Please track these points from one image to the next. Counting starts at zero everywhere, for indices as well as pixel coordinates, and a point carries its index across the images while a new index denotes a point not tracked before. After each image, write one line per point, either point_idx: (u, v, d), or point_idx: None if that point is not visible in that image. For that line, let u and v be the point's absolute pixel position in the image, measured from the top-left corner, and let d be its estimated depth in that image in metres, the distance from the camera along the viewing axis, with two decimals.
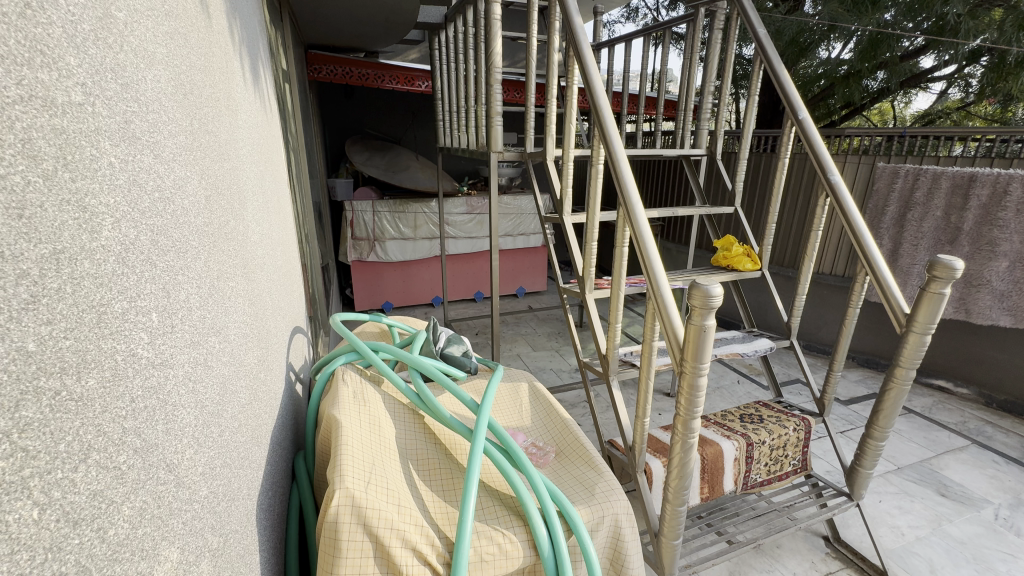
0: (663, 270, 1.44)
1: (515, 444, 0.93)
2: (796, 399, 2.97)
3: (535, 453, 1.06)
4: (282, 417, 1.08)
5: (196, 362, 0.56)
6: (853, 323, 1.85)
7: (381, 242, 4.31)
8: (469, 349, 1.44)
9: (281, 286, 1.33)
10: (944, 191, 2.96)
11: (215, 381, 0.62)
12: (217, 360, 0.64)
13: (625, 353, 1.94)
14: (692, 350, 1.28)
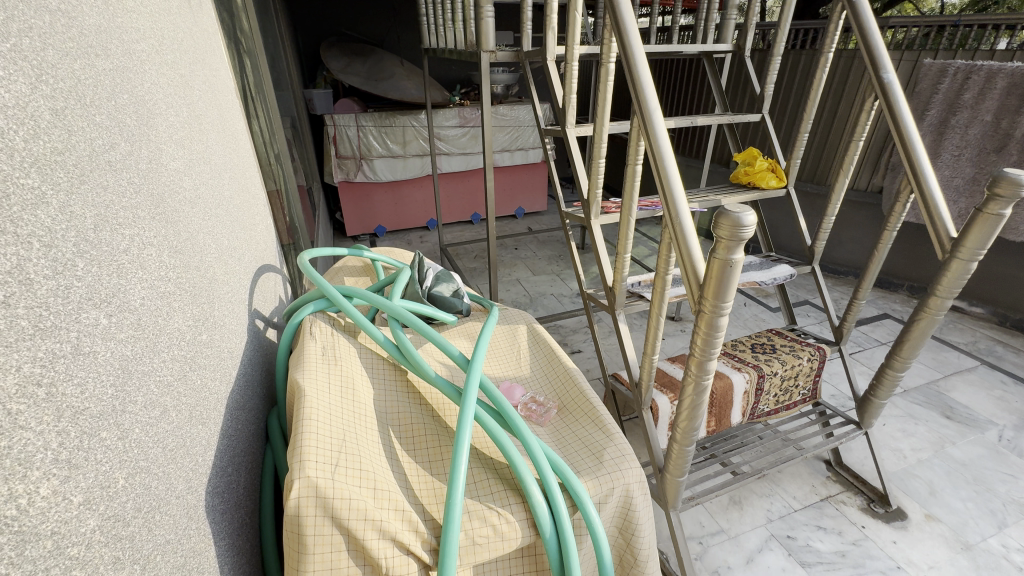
0: (684, 193, 1.22)
1: (510, 407, 0.81)
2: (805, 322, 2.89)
3: (532, 414, 0.93)
4: (246, 371, 0.94)
5: (63, 349, 0.41)
6: (887, 247, 1.68)
7: (368, 160, 3.98)
8: (459, 287, 1.29)
9: (239, 219, 1.14)
10: (998, 92, 2.60)
11: (107, 367, 0.47)
12: (108, 335, 0.48)
13: (633, 283, 1.79)
14: (714, 286, 1.12)
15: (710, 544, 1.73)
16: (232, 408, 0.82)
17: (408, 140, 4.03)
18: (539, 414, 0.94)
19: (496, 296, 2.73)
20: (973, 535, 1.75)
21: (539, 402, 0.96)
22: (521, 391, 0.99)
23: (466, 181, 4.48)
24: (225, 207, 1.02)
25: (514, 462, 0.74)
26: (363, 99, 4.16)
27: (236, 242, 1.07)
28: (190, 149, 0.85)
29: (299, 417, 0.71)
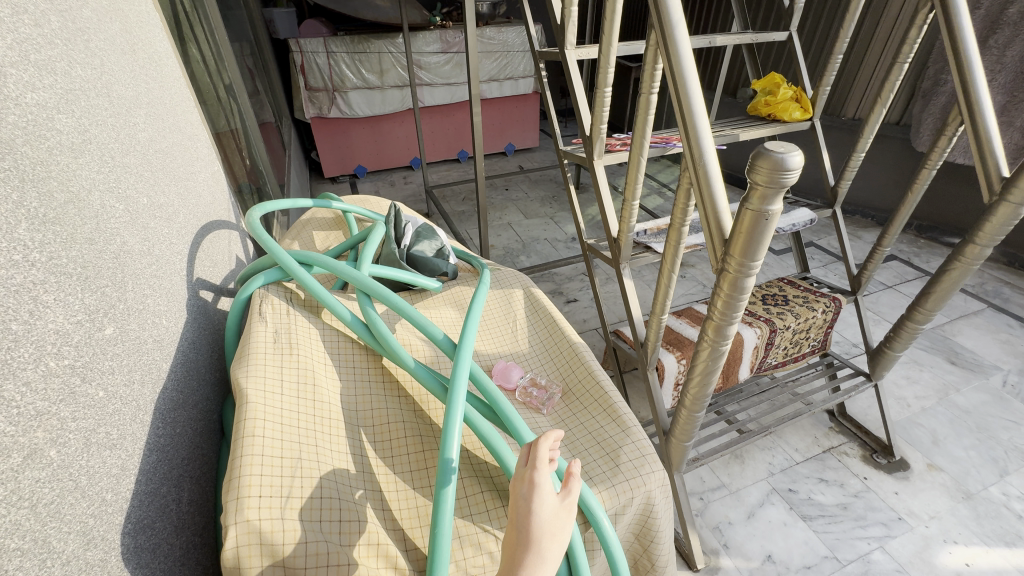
0: (709, 127, 1.00)
1: (506, 401, 0.67)
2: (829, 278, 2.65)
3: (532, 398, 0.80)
4: (186, 358, 0.77)
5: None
6: (923, 187, 1.50)
7: (342, 93, 3.60)
8: (444, 245, 1.12)
9: (173, 167, 0.93)
10: None
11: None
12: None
13: (639, 231, 1.62)
14: (743, 244, 0.95)
15: (711, 500, 1.69)
16: (165, 411, 0.67)
17: (385, 69, 3.63)
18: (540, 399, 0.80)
19: (486, 243, 2.54)
20: (974, 484, 1.73)
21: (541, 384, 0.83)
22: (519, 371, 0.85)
23: (451, 116, 4.12)
24: (147, 155, 0.81)
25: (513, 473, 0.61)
26: (332, 21, 3.70)
27: (168, 198, 0.87)
28: (74, 77, 0.63)
29: (239, 430, 0.56)
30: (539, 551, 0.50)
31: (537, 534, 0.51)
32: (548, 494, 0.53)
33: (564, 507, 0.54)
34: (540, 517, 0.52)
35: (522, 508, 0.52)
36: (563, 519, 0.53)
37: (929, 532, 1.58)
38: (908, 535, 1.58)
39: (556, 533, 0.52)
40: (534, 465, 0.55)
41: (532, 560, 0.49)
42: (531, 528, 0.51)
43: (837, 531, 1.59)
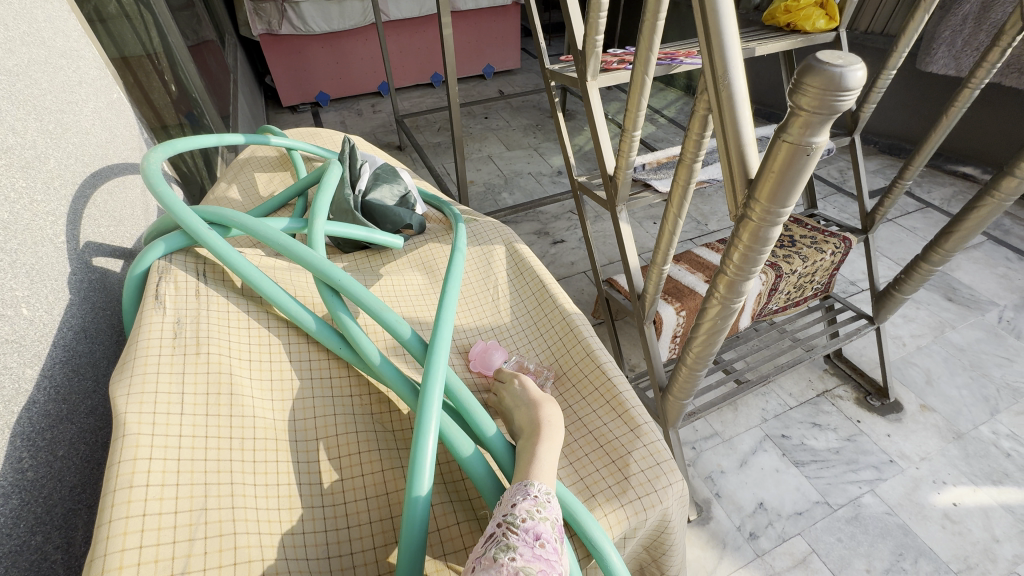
0: (737, 28, 0.76)
1: (475, 405, 0.58)
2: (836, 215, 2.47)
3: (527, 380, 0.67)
4: (70, 357, 0.59)
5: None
6: (959, 111, 1.32)
7: (293, 4, 3.13)
8: (408, 190, 0.91)
9: (36, 96, 0.69)
10: None
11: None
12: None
13: (637, 167, 1.42)
14: (770, 188, 0.77)
15: (703, 449, 1.65)
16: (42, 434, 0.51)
17: None
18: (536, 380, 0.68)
19: (464, 181, 2.30)
20: (965, 424, 1.72)
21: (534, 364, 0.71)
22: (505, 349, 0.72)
23: (421, 32, 3.66)
24: None
25: (486, 490, 0.54)
26: None
27: (28, 139, 0.64)
28: None
29: (113, 465, 0.46)
30: (545, 405, 0.60)
31: (537, 399, 0.61)
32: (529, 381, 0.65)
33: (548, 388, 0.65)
34: (534, 392, 0.62)
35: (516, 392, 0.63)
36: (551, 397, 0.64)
37: (920, 473, 1.57)
38: (898, 477, 1.56)
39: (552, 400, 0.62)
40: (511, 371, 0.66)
41: (543, 411, 0.59)
42: (532, 398, 0.61)
43: (829, 476, 1.57)
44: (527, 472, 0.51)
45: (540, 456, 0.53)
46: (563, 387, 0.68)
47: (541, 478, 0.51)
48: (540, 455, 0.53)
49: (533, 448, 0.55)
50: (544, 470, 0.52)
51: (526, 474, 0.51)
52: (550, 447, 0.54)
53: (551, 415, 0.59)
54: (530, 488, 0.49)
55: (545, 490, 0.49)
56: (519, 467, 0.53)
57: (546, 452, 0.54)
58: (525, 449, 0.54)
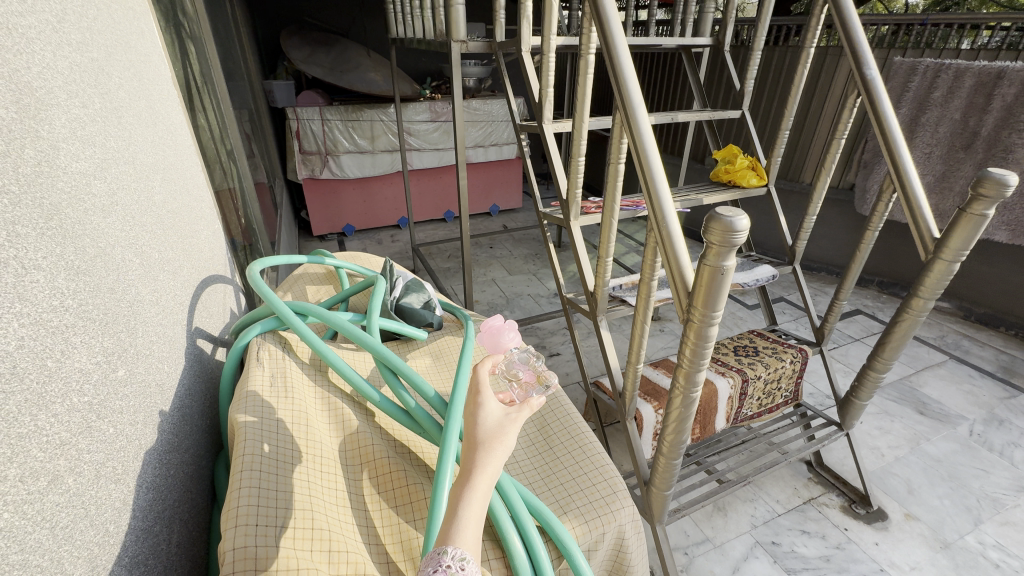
0: (670, 193, 1.14)
1: None
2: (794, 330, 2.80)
3: (523, 381, 0.86)
4: (180, 408, 0.80)
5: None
6: (870, 246, 1.65)
7: (335, 156, 3.80)
8: (431, 297, 1.18)
9: (178, 227, 0.98)
10: (965, 91, 2.50)
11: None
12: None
13: (614, 286, 1.73)
14: (703, 296, 1.04)
15: (695, 554, 1.68)
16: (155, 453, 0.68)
17: (376, 135, 3.86)
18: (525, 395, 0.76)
19: (470, 300, 2.61)
20: (951, 533, 1.76)
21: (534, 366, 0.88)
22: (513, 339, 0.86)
23: (438, 178, 4.33)
24: (156, 217, 0.87)
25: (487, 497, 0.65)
26: (327, 92, 3.94)
27: (172, 254, 0.91)
28: (94, 154, 0.67)
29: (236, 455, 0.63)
30: (488, 450, 0.60)
31: (485, 439, 0.60)
32: (493, 408, 0.64)
33: (510, 418, 0.64)
34: (487, 427, 0.62)
35: (470, 423, 0.62)
36: (510, 429, 0.63)
37: None
38: None
39: (504, 439, 0.62)
40: (477, 393, 0.65)
41: (483, 458, 0.59)
42: (480, 436, 0.61)
43: None
44: (447, 534, 0.52)
45: (464, 519, 0.53)
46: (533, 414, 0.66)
47: (459, 543, 0.52)
48: (465, 511, 0.54)
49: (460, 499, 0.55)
50: (465, 534, 0.53)
51: (444, 536, 0.52)
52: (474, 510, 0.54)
53: (488, 463, 0.58)
54: (444, 556, 0.50)
55: (459, 557, 0.50)
56: (442, 523, 0.53)
57: (471, 506, 0.55)
58: (451, 497, 0.55)
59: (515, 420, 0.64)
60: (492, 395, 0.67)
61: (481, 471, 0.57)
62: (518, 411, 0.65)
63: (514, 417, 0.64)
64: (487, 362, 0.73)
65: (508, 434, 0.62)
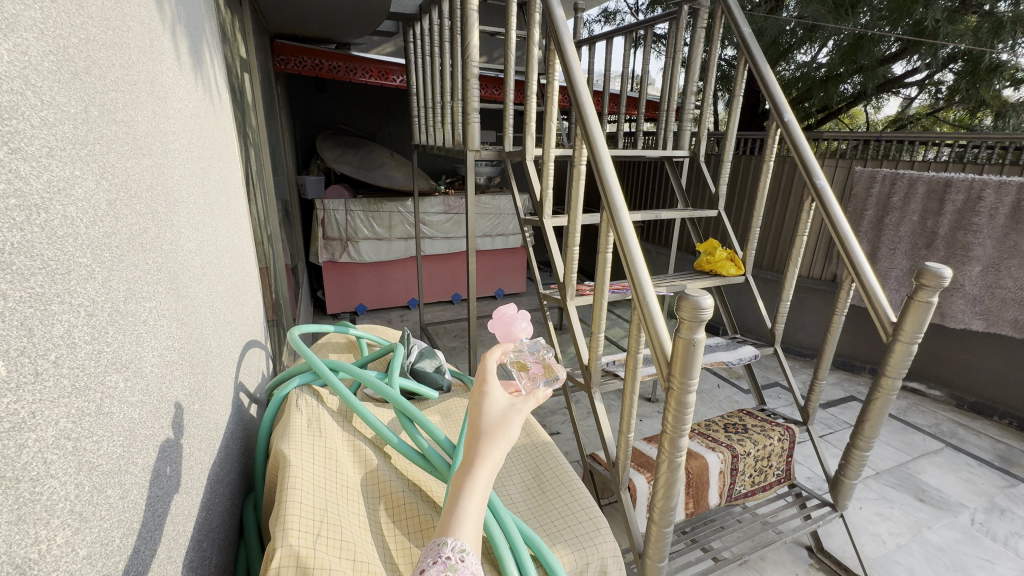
0: (649, 277, 1.36)
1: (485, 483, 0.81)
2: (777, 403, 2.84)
3: (531, 372, 0.96)
4: (226, 450, 0.93)
5: (87, 410, 0.45)
6: (839, 329, 1.82)
7: (354, 242, 4.14)
8: (442, 363, 1.34)
9: (234, 297, 1.17)
10: (920, 196, 2.81)
11: (119, 433, 0.51)
12: (124, 400, 0.53)
13: (608, 362, 1.88)
14: (680, 365, 1.19)
15: None
16: (178, 441, 0.68)
17: (393, 224, 4.23)
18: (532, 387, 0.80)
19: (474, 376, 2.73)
20: None
21: (540, 357, 0.98)
22: (525, 327, 0.84)
23: (448, 263, 4.64)
24: (223, 288, 1.05)
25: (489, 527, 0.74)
26: (352, 186, 4.39)
27: (229, 319, 1.09)
28: (194, 237, 0.86)
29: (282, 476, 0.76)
30: (492, 441, 0.64)
31: (489, 429, 0.65)
32: (498, 397, 0.68)
33: (514, 409, 0.68)
34: (492, 416, 0.66)
35: (477, 414, 0.67)
36: (513, 419, 0.67)
37: None
38: None
39: (507, 429, 0.66)
40: (483, 383, 0.69)
41: (486, 447, 0.64)
42: (485, 425, 0.65)
43: None
44: (447, 528, 0.57)
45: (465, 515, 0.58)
46: (537, 404, 0.70)
47: (459, 535, 0.57)
48: (466, 501, 0.60)
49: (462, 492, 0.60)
50: (465, 528, 0.57)
51: (446, 529, 0.57)
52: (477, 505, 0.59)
53: (490, 454, 0.63)
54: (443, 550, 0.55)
55: (459, 550, 0.55)
56: (444, 518, 0.58)
57: (472, 495, 0.60)
58: (455, 487, 0.60)
59: (519, 410, 0.68)
60: (498, 384, 0.70)
61: (483, 460, 0.63)
62: (520, 405, 0.68)
63: (517, 406, 0.68)
64: (496, 351, 0.76)
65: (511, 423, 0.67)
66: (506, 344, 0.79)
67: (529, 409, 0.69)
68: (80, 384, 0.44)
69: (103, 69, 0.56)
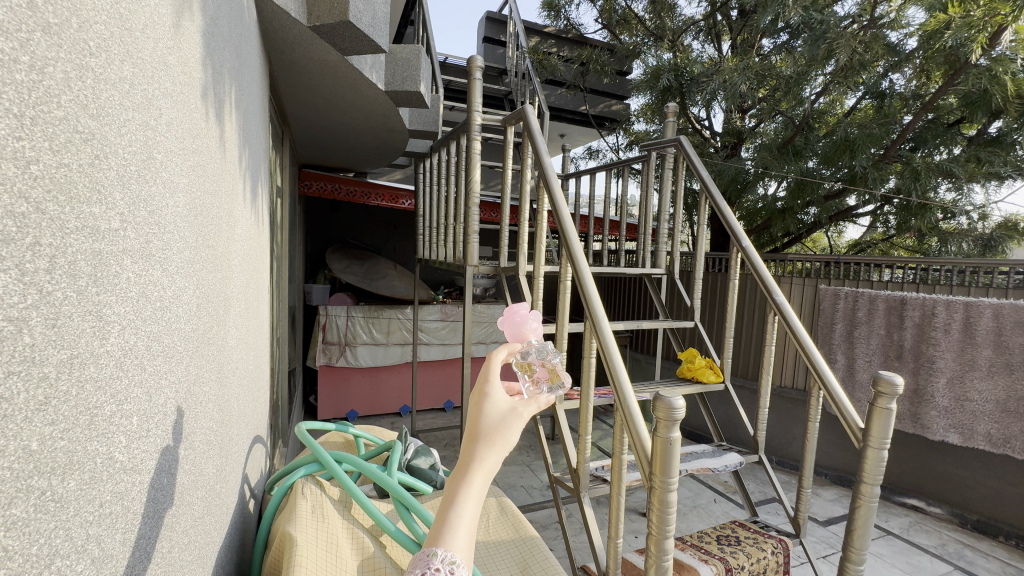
0: (629, 381, 1.49)
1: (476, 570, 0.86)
2: (773, 519, 2.70)
3: (535, 375, 0.79)
4: (230, 538, 0.99)
5: (164, 468, 0.56)
6: (815, 436, 1.91)
7: (352, 347, 4.27)
8: (437, 461, 1.40)
9: (251, 392, 1.28)
10: (881, 312, 3.06)
11: (163, 470, 0.56)
12: (176, 457, 0.60)
13: (596, 468, 1.91)
14: (659, 464, 1.25)
15: None
16: (174, 452, 0.60)
17: (391, 330, 4.40)
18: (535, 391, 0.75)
19: None
20: None
21: (548, 361, 0.81)
22: (536, 327, 0.82)
23: (443, 370, 4.72)
24: (246, 383, 1.17)
25: None
26: (356, 294, 4.65)
27: (246, 412, 1.19)
28: (234, 336, 1.01)
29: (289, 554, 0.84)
30: (489, 445, 0.63)
31: (487, 433, 0.63)
32: (500, 400, 0.65)
33: (515, 413, 0.65)
34: (491, 420, 0.64)
35: (476, 414, 0.65)
36: (513, 423, 0.65)
37: None
38: None
39: (505, 434, 0.64)
40: (483, 383, 0.66)
41: (483, 453, 0.62)
42: (483, 429, 0.64)
43: None
44: (438, 539, 0.57)
45: (456, 529, 0.58)
46: (538, 408, 0.67)
47: (450, 547, 0.56)
48: (459, 510, 0.59)
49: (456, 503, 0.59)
50: (456, 540, 0.57)
51: (436, 541, 0.56)
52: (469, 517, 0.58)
53: (486, 459, 0.62)
54: (432, 561, 0.54)
55: (449, 563, 0.55)
56: (435, 528, 0.58)
57: (465, 504, 0.60)
58: (449, 493, 0.60)
59: (520, 413, 0.65)
60: (500, 384, 0.67)
61: (479, 466, 0.62)
62: (521, 408, 0.65)
63: (518, 410, 0.65)
64: (501, 348, 0.73)
65: (510, 428, 0.65)
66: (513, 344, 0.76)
67: (530, 413, 0.66)
68: (164, 446, 0.56)
69: (208, 209, 0.76)
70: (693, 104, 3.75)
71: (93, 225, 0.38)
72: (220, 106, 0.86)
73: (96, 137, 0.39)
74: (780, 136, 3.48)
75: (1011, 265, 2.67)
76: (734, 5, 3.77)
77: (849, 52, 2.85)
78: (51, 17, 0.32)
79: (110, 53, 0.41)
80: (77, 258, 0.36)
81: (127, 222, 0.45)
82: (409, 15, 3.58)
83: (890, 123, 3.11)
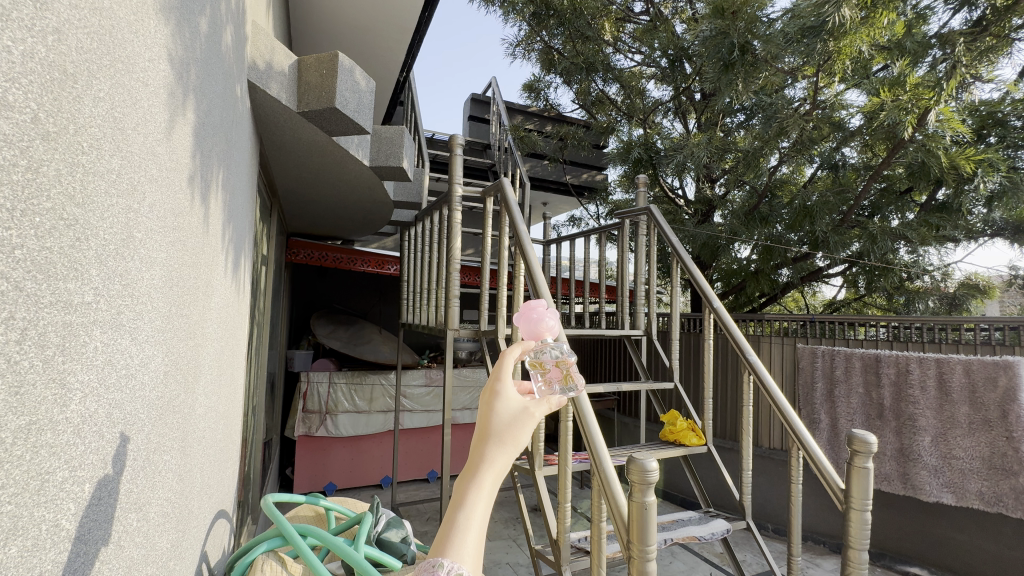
0: (605, 447, 1.48)
1: None
2: None
3: (549, 375, 0.81)
4: None
5: (105, 515, 0.53)
6: (799, 498, 1.88)
7: (333, 415, 4.16)
8: (409, 534, 1.35)
9: (218, 461, 1.24)
10: (858, 370, 3.11)
11: (105, 501, 0.53)
12: (117, 488, 0.56)
13: (578, 539, 1.84)
14: (636, 530, 1.21)
15: None
16: (114, 484, 0.55)
17: (374, 397, 4.32)
18: (547, 392, 0.76)
19: None
20: None
21: (563, 361, 0.82)
22: (552, 323, 0.82)
23: (427, 437, 4.59)
24: (213, 450, 1.15)
25: None
26: (339, 360, 4.61)
27: (210, 484, 1.16)
28: (203, 403, 1.01)
29: None
30: (500, 446, 0.65)
31: (498, 434, 0.65)
32: (511, 399, 0.67)
33: (526, 412, 0.67)
34: (504, 419, 0.66)
35: (489, 413, 0.66)
36: (524, 423, 0.67)
37: None
38: None
39: (517, 434, 0.66)
40: (495, 381, 0.69)
41: (493, 454, 0.64)
42: (495, 428, 0.65)
43: None
44: (445, 550, 0.57)
45: (464, 537, 0.59)
46: (549, 409, 0.69)
47: (456, 560, 0.57)
48: (468, 513, 0.60)
49: (466, 506, 0.61)
50: (465, 544, 0.58)
51: (442, 551, 0.57)
52: (478, 520, 0.60)
53: (498, 460, 0.64)
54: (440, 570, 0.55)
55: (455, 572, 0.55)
56: (444, 535, 0.58)
57: (475, 507, 0.61)
58: (460, 493, 0.62)
59: (531, 414, 0.67)
60: (511, 383, 0.70)
61: (489, 467, 0.63)
62: (534, 408, 0.68)
63: (530, 409, 0.67)
64: (516, 346, 0.74)
65: (521, 428, 0.66)
66: (527, 342, 0.78)
67: (542, 414, 0.68)
68: (110, 496, 0.54)
69: (185, 279, 0.81)
70: (663, 175, 3.97)
71: (67, 300, 0.42)
72: (206, 187, 0.93)
73: (80, 222, 0.44)
74: (747, 204, 3.69)
75: (976, 321, 2.77)
76: (696, 89, 4.13)
77: (798, 129, 3.11)
78: (52, 127, 0.38)
79: (102, 149, 0.47)
80: (48, 330, 0.39)
81: (101, 298, 0.49)
82: (397, 98, 3.86)
83: (844, 192, 3.34)
